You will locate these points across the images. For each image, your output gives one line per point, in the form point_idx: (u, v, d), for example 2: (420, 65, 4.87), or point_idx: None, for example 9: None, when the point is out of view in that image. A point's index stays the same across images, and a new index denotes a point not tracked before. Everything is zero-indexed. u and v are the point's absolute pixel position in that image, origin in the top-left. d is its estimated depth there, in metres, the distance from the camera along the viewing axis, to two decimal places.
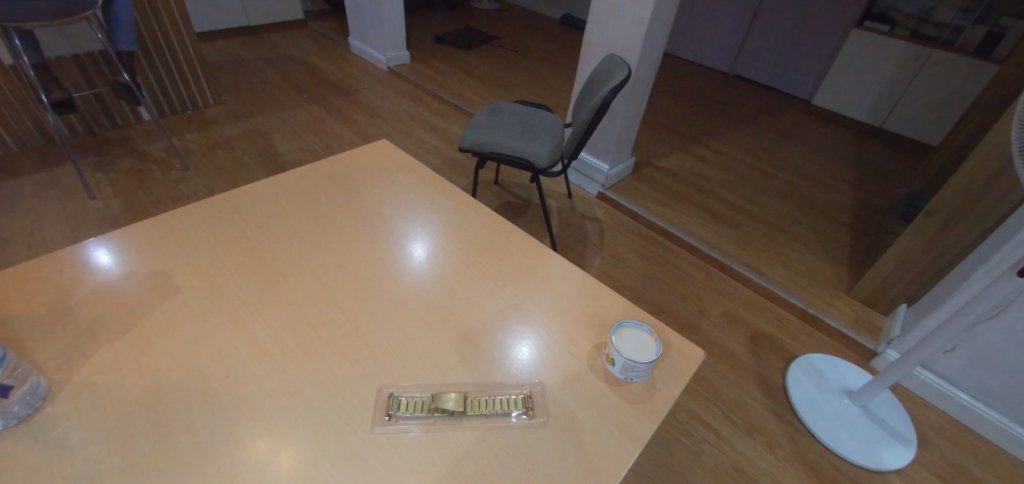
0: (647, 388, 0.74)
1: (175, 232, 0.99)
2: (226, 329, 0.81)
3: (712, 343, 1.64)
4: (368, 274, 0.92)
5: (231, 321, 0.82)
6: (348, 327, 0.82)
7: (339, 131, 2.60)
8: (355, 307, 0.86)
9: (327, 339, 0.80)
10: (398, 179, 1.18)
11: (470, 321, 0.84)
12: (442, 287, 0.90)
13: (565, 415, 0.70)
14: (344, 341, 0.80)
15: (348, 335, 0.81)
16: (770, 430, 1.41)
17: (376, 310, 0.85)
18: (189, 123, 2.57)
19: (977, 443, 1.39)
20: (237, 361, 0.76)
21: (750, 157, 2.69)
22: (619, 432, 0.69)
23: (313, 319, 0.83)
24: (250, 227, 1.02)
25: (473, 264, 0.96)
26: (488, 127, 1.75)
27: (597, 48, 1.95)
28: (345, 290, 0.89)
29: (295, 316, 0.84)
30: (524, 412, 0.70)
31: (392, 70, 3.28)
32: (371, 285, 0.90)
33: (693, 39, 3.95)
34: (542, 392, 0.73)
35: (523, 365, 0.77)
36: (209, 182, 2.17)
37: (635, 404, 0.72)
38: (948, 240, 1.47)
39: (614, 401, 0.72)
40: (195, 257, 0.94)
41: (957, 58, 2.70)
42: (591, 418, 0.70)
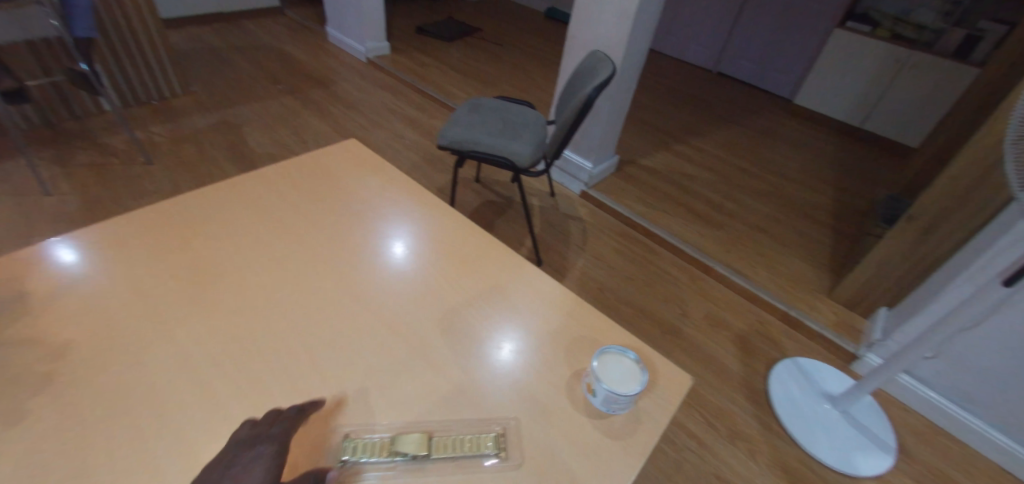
0: (631, 421, 0.70)
1: (113, 240, 0.89)
2: (164, 356, 0.72)
3: (695, 347, 1.61)
4: (327, 290, 0.84)
5: (173, 345, 0.74)
6: (303, 353, 0.74)
7: (315, 125, 2.49)
8: (313, 329, 0.78)
9: (279, 369, 0.72)
10: (367, 183, 1.10)
11: (439, 346, 0.77)
12: (409, 305, 0.83)
13: (541, 455, 0.65)
14: (297, 369, 0.72)
15: (302, 362, 0.73)
16: (751, 436, 1.39)
17: (337, 331, 0.78)
18: (153, 114, 2.43)
19: (952, 446, 1.40)
20: (177, 392, 0.68)
21: (734, 156, 2.68)
22: (597, 470, 0.64)
23: (263, 344, 0.75)
24: (198, 235, 0.92)
25: (445, 279, 0.89)
26: (468, 124, 1.69)
27: (582, 43, 1.90)
28: (301, 309, 0.81)
29: (244, 340, 0.75)
30: (496, 454, 0.64)
31: (371, 61, 3.18)
32: (332, 305, 0.82)
33: (678, 35, 3.92)
34: (516, 429, 0.67)
35: (496, 397, 0.71)
36: (175, 178, 2.05)
37: (616, 440, 0.67)
38: (929, 245, 1.47)
39: (593, 438, 0.67)
40: (132, 270, 0.84)
41: (936, 60, 2.73)
42: (567, 458, 0.65)
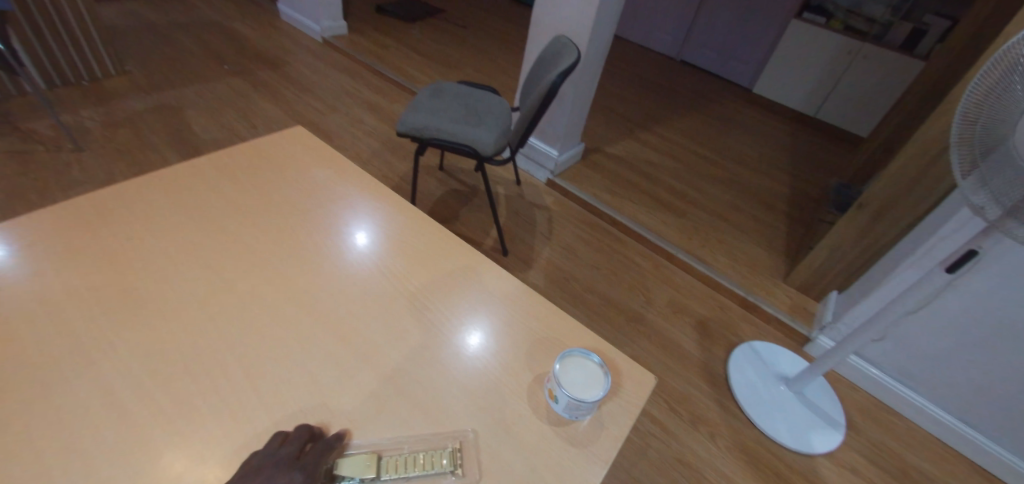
0: (594, 427, 0.68)
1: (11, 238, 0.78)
2: (72, 375, 0.64)
3: (660, 334, 1.64)
4: (265, 295, 0.77)
5: (86, 362, 0.65)
6: (235, 368, 0.67)
7: (266, 108, 2.35)
8: (251, 339, 0.71)
9: (212, 385, 0.65)
10: (313, 175, 1.01)
11: (391, 354, 0.72)
12: (357, 311, 0.77)
13: (499, 468, 0.62)
14: (229, 386, 0.65)
15: (234, 378, 0.66)
16: (713, 420, 1.43)
17: (274, 343, 0.71)
18: (83, 96, 2.22)
19: (895, 421, 1.49)
20: (92, 416, 0.60)
21: (696, 144, 2.72)
22: (559, 481, 0.62)
23: (190, 358, 0.67)
24: (116, 234, 0.82)
25: (398, 280, 0.83)
26: (429, 109, 1.61)
27: (546, 27, 1.85)
28: (234, 319, 0.73)
29: (169, 354, 0.68)
30: (453, 471, 0.61)
31: (327, 41, 3.02)
32: (273, 311, 0.75)
33: (643, 22, 3.92)
34: (473, 442, 0.64)
35: (453, 408, 0.67)
36: (109, 166, 1.88)
37: (578, 447, 0.65)
38: (877, 232, 1.54)
39: (555, 447, 0.65)
40: (37, 275, 0.74)
41: (884, 52, 2.84)
42: (528, 470, 0.62)
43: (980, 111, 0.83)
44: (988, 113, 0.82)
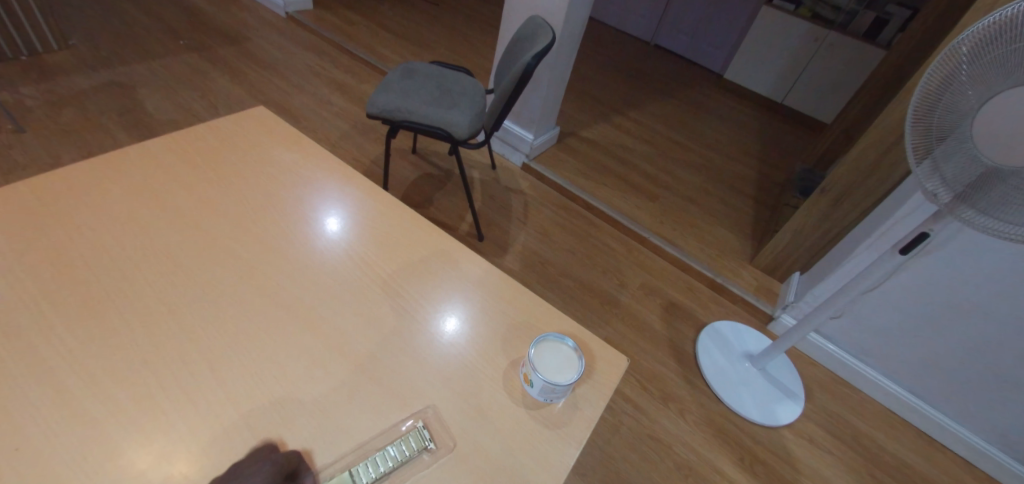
0: (568, 409, 0.69)
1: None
2: (21, 375, 0.60)
3: (632, 316, 1.67)
4: (229, 287, 0.74)
5: (39, 359, 0.62)
6: (200, 360, 0.65)
7: (227, 87, 2.23)
8: (214, 331, 0.68)
9: (175, 379, 0.63)
10: (279, 160, 0.97)
11: (363, 343, 0.71)
12: (328, 299, 0.75)
13: (474, 450, 0.63)
14: (195, 379, 0.63)
15: (200, 370, 0.64)
16: (682, 397, 1.48)
17: (240, 335, 0.68)
18: (22, 71, 2.06)
19: (850, 394, 1.58)
20: (48, 415, 0.58)
21: (668, 129, 2.75)
22: (532, 460, 0.63)
23: (149, 355, 0.64)
24: (64, 222, 0.77)
25: (369, 268, 0.81)
26: (400, 90, 1.57)
27: (520, 7, 1.81)
28: (199, 310, 0.70)
29: (129, 347, 0.65)
30: (425, 448, 0.62)
31: (291, 16, 2.88)
32: (239, 301, 0.72)
33: (617, 4, 3.90)
34: (448, 426, 0.64)
35: (427, 393, 0.67)
36: (55, 148, 1.76)
37: (552, 429, 0.67)
38: (837, 215, 1.60)
39: (529, 428, 0.66)
40: None
41: (849, 40, 2.92)
42: (502, 452, 0.63)
43: (936, 104, 0.87)
44: (943, 105, 0.86)
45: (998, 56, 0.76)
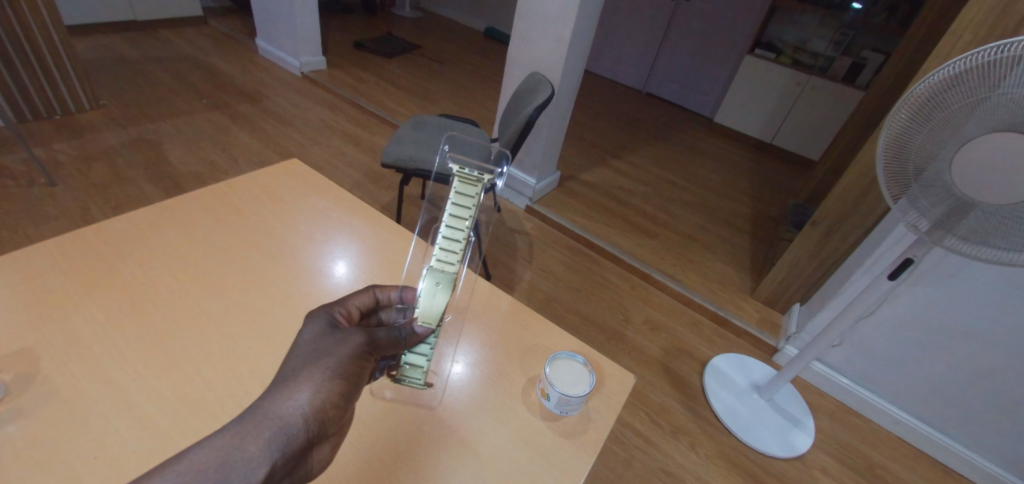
0: (583, 420, 0.74)
1: (14, 265, 0.76)
2: (89, 391, 0.63)
3: (637, 350, 1.71)
4: (274, 311, 0.78)
5: (105, 380, 0.65)
6: (252, 379, 0.68)
7: (247, 142, 2.38)
8: (262, 354, 0.72)
9: (229, 397, 0.66)
10: (314, 196, 1.03)
11: None
12: None
13: (502, 459, 0.67)
14: (249, 396, 0.66)
15: (252, 388, 0.67)
16: (691, 429, 1.49)
17: (285, 358, 0.72)
18: (56, 130, 2.20)
19: (860, 423, 1.59)
20: (114, 433, 0.60)
21: (664, 170, 2.89)
22: (555, 467, 0.67)
23: (208, 371, 0.68)
24: (116, 259, 0.81)
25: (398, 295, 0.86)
26: (412, 142, 1.69)
27: (521, 64, 1.98)
28: (250, 332, 0.74)
29: (188, 367, 0.68)
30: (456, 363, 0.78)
31: (306, 75, 3.10)
32: (283, 326, 0.76)
33: (609, 57, 4.17)
34: (476, 436, 0.69)
35: (456, 406, 0.72)
36: (86, 200, 1.87)
37: (570, 438, 0.71)
38: (830, 246, 1.67)
39: (549, 438, 0.70)
40: (35, 306, 0.71)
41: (830, 84, 3.11)
42: (527, 460, 0.67)
43: (905, 145, 0.96)
44: (905, 141, 0.95)
45: (972, 95, 0.84)
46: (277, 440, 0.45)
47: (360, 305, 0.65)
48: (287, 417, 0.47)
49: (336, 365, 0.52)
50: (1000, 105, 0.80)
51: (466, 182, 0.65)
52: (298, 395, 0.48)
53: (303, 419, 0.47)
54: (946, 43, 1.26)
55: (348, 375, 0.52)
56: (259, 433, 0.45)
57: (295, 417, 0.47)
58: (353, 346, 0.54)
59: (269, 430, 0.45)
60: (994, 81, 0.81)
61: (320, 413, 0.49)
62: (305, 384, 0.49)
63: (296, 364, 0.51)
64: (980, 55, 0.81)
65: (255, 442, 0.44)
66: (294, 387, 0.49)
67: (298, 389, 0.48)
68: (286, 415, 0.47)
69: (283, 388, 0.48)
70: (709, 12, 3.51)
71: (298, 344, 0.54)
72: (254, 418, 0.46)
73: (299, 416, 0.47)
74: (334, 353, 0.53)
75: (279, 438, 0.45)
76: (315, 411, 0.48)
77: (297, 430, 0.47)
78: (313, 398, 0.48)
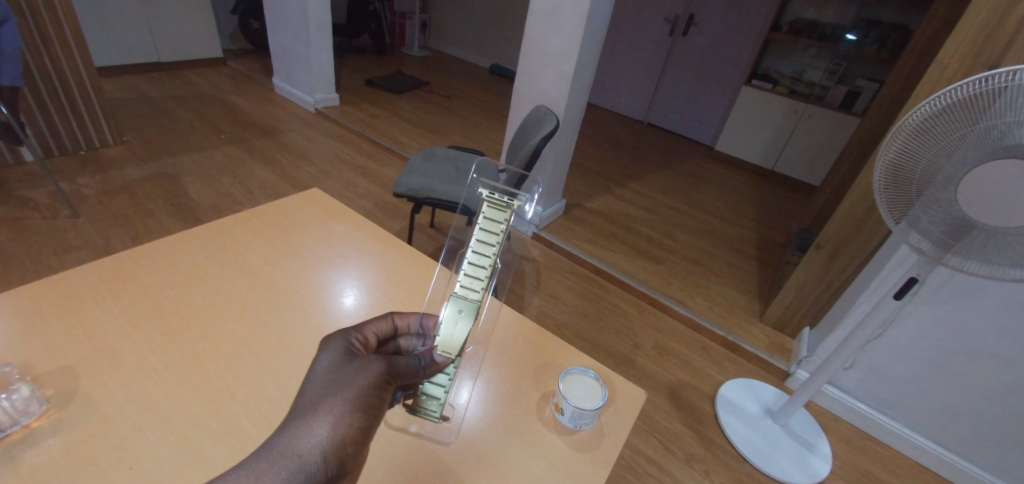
0: (597, 435, 0.75)
1: (54, 291, 0.80)
2: (127, 406, 0.66)
3: (647, 374, 1.70)
4: (298, 333, 0.81)
5: (142, 399, 0.67)
6: (279, 398, 0.71)
7: (262, 174, 2.46)
8: (288, 374, 0.74)
9: (258, 416, 0.68)
10: (334, 222, 1.08)
11: None
12: None
13: (520, 475, 0.68)
14: (277, 414, 0.69)
15: (280, 407, 0.70)
16: (705, 456, 1.47)
17: None
18: (81, 165, 2.29)
19: (878, 449, 1.56)
20: (150, 449, 0.62)
21: (668, 197, 2.94)
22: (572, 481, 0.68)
23: (237, 390, 0.71)
24: (149, 284, 0.85)
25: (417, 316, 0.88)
26: (423, 172, 1.75)
27: (526, 98, 2.06)
28: (277, 352, 0.77)
29: (218, 387, 0.71)
30: (472, 383, 0.79)
31: (320, 111, 3.23)
32: (307, 348, 0.79)
33: (610, 90, 4.31)
34: (494, 453, 0.70)
35: (472, 424, 0.73)
36: (107, 231, 1.93)
37: (586, 452, 0.72)
38: (835, 269, 1.69)
39: (565, 453, 0.72)
40: (74, 329, 0.74)
41: (827, 112, 3.19)
42: (545, 475, 0.68)
43: (900, 169, 0.99)
44: (900, 164, 0.99)
45: (962, 123, 0.88)
46: (295, 480, 0.47)
47: (378, 332, 0.68)
48: (306, 454, 0.48)
49: (352, 399, 0.53)
50: (989, 131, 0.84)
51: (495, 209, 0.70)
52: (315, 431, 0.50)
53: (321, 455, 0.49)
54: (933, 71, 1.32)
55: (367, 407, 0.53)
56: (276, 472, 0.46)
57: (313, 454, 0.49)
58: (369, 377, 0.55)
59: (287, 468, 0.47)
60: (982, 108, 0.85)
61: (339, 447, 0.50)
62: (322, 419, 0.50)
63: (312, 398, 0.53)
64: (965, 87, 0.85)
65: (273, 481, 0.46)
66: (310, 423, 0.50)
67: (313, 426, 0.50)
68: (305, 451, 0.48)
69: (300, 426, 0.50)
70: (706, 46, 3.65)
71: (314, 378, 0.56)
72: (273, 457, 0.47)
73: (317, 451, 0.49)
74: (351, 385, 0.54)
75: (297, 477, 0.47)
76: (333, 447, 0.50)
77: (314, 467, 0.48)
78: (331, 433, 0.50)
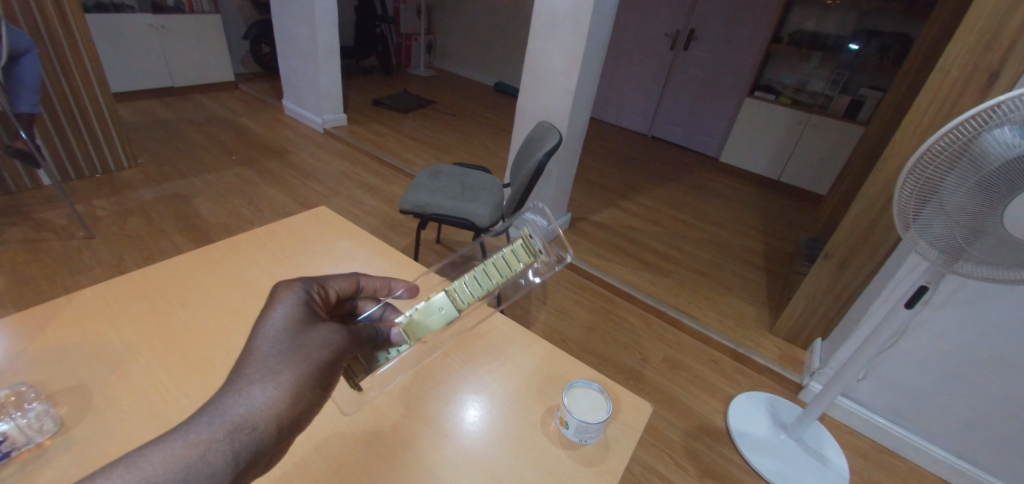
0: (601, 448, 0.75)
1: (71, 310, 0.81)
2: (136, 422, 0.67)
3: (656, 389, 1.68)
4: None
5: (153, 416, 0.68)
6: None
7: (270, 194, 2.51)
8: None
9: None
10: (340, 239, 1.09)
11: (418, 398, 0.78)
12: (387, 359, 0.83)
13: None
14: None
15: None
16: (719, 473, 1.43)
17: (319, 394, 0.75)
18: (97, 187, 2.35)
19: (897, 463, 1.51)
20: None
21: (673, 209, 2.94)
22: None
23: None
24: (162, 302, 0.86)
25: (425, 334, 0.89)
26: (428, 189, 1.78)
27: (530, 114, 2.09)
28: None
29: None
30: (476, 398, 0.79)
31: (328, 131, 3.29)
32: None
33: (614, 105, 4.35)
34: (497, 466, 0.70)
35: (474, 436, 0.73)
36: (119, 252, 1.96)
37: (591, 466, 0.72)
38: (845, 279, 1.67)
39: (570, 467, 0.71)
40: (90, 346, 0.76)
41: (830, 121, 3.19)
42: None
43: (917, 188, 0.97)
44: (907, 185, 0.98)
45: (960, 151, 0.88)
46: (241, 442, 0.46)
47: (340, 289, 0.68)
48: (250, 418, 0.47)
49: (307, 363, 0.52)
50: (996, 141, 0.82)
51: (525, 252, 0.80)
52: (263, 397, 0.48)
53: (266, 420, 0.48)
54: (935, 79, 1.32)
55: (320, 376, 0.53)
56: (220, 436, 0.46)
57: (257, 418, 0.48)
58: (329, 346, 0.54)
59: (231, 432, 0.46)
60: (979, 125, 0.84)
61: (286, 414, 0.49)
62: (272, 384, 0.49)
63: (264, 357, 0.50)
64: (963, 125, 0.86)
65: (216, 447, 0.45)
66: (258, 386, 0.49)
67: (261, 389, 0.49)
68: (251, 416, 0.47)
69: (247, 387, 0.48)
70: (707, 60, 3.69)
71: (265, 330, 0.53)
72: (217, 419, 0.46)
73: (261, 416, 0.48)
74: (309, 350, 0.53)
75: (244, 440, 0.47)
76: (282, 411, 0.49)
77: (262, 430, 0.48)
78: (280, 399, 0.49)
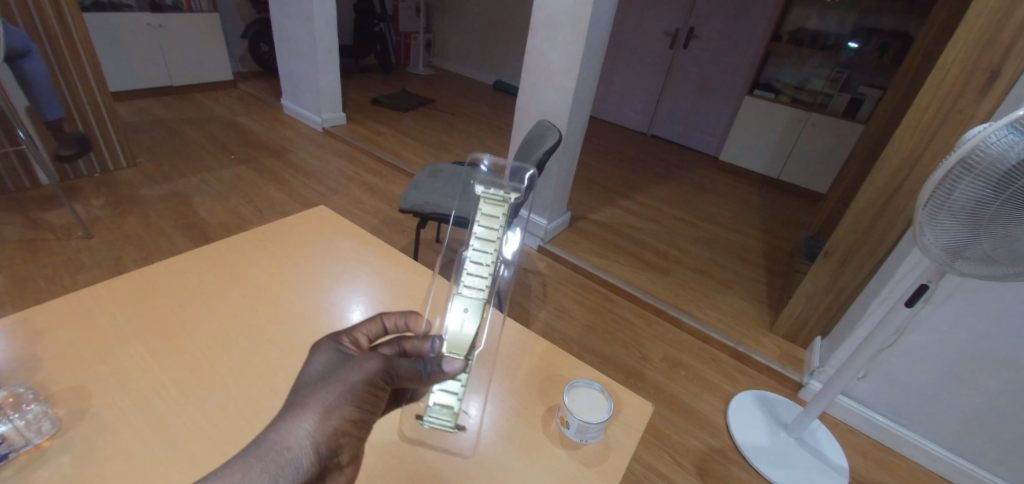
0: (603, 448, 0.74)
1: (70, 312, 0.81)
2: (136, 424, 0.67)
3: (657, 388, 1.68)
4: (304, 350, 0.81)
5: (153, 418, 0.68)
6: None
7: (269, 193, 2.50)
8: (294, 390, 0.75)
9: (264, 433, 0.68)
10: (340, 239, 1.09)
11: None
12: None
13: None
14: None
15: None
16: (719, 472, 1.43)
17: None
18: (96, 187, 2.34)
19: (896, 461, 1.52)
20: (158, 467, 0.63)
21: (673, 208, 2.93)
22: None
23: (245, 407, 0.71)
24: (162, 303, 0.86)
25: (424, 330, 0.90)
26: (428, 188, 1.77)
27: (529, 114, 2.09)
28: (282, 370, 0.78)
29: (227, 405, 0.71)
30: (476, 395, 0.79)
31: (327, 130, 3.28)
32: None
33: (613, 103, 4.34)
34: (496, 464, 0.70)
35: (472, 433, 0.73)
36: (118, 252, 1.96)
37: (591, 466, 0.72)
38: (845, 278, 1.67)
39: (570, 466, 0.71)
40: (89, 348, 0.76)
41: (829, 119, 3.19)
42: None
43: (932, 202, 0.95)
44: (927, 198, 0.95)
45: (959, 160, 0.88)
46: (286, 472, 0.49)
47: (369, 334, 0.66)
48: (293, 448, 0.50)
49: (343, 390, 0.54)
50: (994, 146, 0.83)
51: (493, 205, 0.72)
52: (304, 426, 0.51)
53: (310, 449, 0.50)
54: (935, 77, 1.31)
55: (360, 405, 0.55)
56: (264, 466, 0.48)
57: (302, 448, 0.50)
58: (364, 373, 0.56)
59: (274, 462, 0.48)
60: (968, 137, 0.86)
61: (328, 440, 0.51)
62: (309, 415, 0.51)
63: (307, 392, 0.54)
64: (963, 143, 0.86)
65: (260, 476, 0.47)
66: (298, 418, 0.51)
67: (301, 421, 0.51)
68: (294, 447, 0.50)
69: (290, 420, 0.51)
70: (707, 58, 3.69)
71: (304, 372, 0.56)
72: (262, 452, 0.49)
73: (305, 446, 0.50)
74: (345, 380, 0.55)
75: (290, 469, 0.49)
76: (324, 439, 0.51)
77: (307, 458, 0.50)
78: (319, 429, 0.51)
